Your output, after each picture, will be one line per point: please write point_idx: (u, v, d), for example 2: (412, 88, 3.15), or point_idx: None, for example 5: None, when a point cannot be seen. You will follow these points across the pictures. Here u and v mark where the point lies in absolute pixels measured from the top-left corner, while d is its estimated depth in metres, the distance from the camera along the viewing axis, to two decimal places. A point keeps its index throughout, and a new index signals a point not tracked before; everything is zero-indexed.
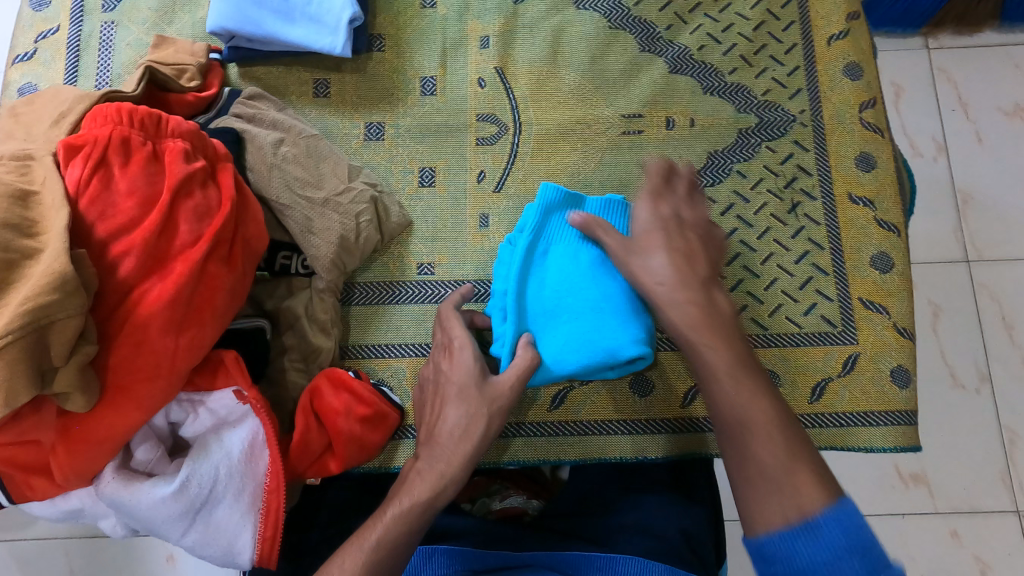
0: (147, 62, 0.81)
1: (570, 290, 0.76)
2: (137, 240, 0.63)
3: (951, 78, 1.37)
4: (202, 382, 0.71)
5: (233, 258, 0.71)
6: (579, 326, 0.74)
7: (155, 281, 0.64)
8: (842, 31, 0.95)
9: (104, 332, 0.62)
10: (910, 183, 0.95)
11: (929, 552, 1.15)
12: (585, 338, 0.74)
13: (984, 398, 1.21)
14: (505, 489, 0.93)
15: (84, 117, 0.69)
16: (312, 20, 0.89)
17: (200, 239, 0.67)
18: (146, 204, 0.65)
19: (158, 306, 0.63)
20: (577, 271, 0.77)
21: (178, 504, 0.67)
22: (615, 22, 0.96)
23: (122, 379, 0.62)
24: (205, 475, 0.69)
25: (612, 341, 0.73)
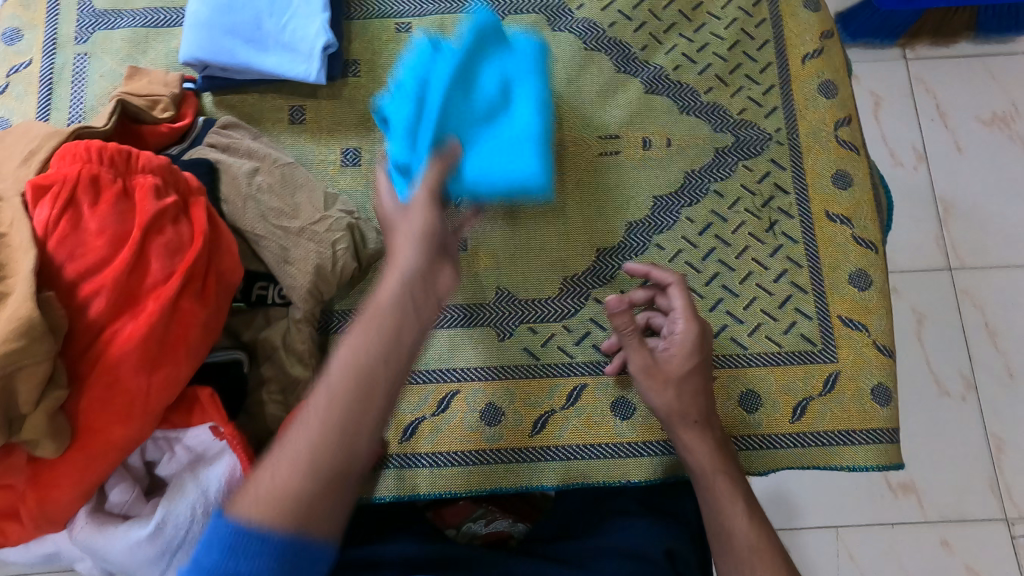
0: (119, 94, 0.81)
1: (492, 113, 0.74)
2: (106, 280, 0.62)
3: (928, 88, 1.39)
4: (178, 420, 0.71)
5: (207, 292, 0.69)
6: (489, 159, 0.71)
7: (125, 321, 0.63)
8: (815, 50, 0.96)
9: (75, 374, 0.61)
10: (887, 199, 0.96)
11: (920, 561, 1.15)
12: (496, 163, 0.71)
13: (970, 405, 1.22)
14: (489, 512, 0.91)
15: (53, 156, 0.68)
16: (286, 47, 0.88)
17: (173, 275, 0.66)
18: (115, 242, 0.64)
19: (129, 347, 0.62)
20: (497, 96, 0.74)
21: (153, 547, 0.65)
22: (591, 43, 0.96)
23: (94, 421, 0.61)
24: (181, 516, 0.67)
25: (523, 172, 0.71)
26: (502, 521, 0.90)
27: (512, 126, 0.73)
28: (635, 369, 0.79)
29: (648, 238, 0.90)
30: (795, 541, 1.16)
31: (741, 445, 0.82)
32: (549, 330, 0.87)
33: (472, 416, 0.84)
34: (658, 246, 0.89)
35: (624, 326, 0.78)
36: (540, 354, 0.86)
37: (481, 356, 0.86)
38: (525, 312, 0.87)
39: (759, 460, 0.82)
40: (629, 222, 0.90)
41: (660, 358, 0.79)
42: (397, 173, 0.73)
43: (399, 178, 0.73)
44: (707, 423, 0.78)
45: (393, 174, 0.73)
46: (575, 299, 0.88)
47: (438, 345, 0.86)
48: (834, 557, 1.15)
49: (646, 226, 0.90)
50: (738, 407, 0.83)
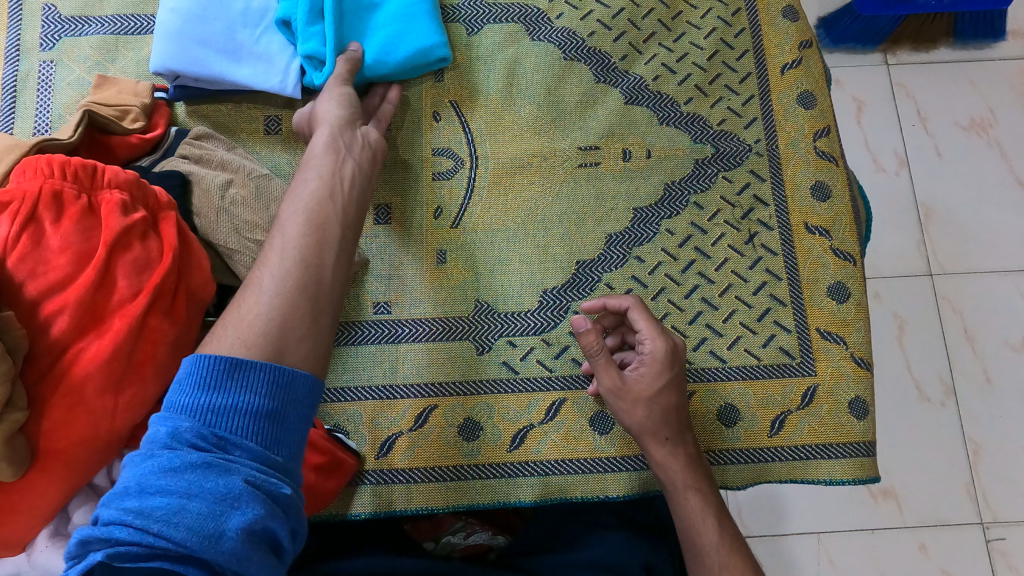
0: (86, 104, 0.79)
1: (386, 24, 0.89)
2: (70, 299, 0.61)
3: (909, 95, 1.39)
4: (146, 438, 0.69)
5: (177, 310, 0.68)
6: (388, 31, 0.89)
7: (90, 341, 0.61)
8: (794, 60, 0.96)
9: (36, 396, 0.59)
10: (866, 210, 0.96)
11: (899, 566, 1.15)
12: (400, 34, 0.89)
13: (949, 411, 1.22)
14: (468, 525, 0.90)
15: (14, 168, 0.66)
16: (260, 59, 0.87)
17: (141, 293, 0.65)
18: (80, 259, 0.63)
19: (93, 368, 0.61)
20: (391, 20, 0.89)
21: None
22: (570, 53, 0.96)
23: (57, 444, 0.60)
24: None
25: (426, 40, 0.89)
26: (481, 533, 0.89)
27: (411, 23, 0.89)
28: (606, 390, 0.79)
29: (627, 250, 0.89)
30: (777, 547, 1.16)
31: (714, 459, 0.82)
32: (529, 343, 0.86)
33: (451, 431, 0.83)
34: (637, 258, 0.89)
35: (588, 346, 0.78)
36: (519, 367, 0.85)
37: (459, 371, 0.85)
38: (504, 326, 0.87)
39: (737, 473, 0.82)
40: (608, 233, 0.90)
41: (629, 377, 0.79)
42: (311, 63, 0.86)
43: (308, 65, 0.87)
44: (683, 438, 0.78)
45: (304, 63, 0.87)
46: (555, 312, 0.87)
47: (416, 359, 0.85)
48: (815, 563, 1.15)
49: (626, 238, 0.90)
50: (716, 422, 0.83)
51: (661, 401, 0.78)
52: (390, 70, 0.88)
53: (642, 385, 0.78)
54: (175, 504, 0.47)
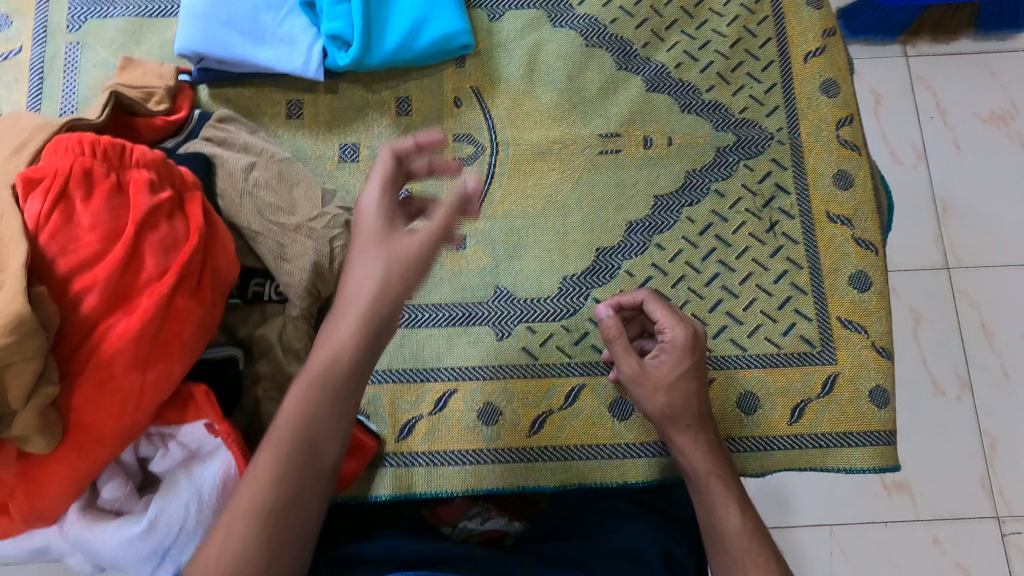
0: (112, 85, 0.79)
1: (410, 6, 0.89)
2: (100, 276, 0.61)
3: (929, 87, 1.38)
4: (172, 416, 0.70)
5: (203, 291, 0.68)
6: (413, 14, 0.88)
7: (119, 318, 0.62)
8: (818, 48, 0.95)
9: (67, 371, 0.60)
10: (887, 199, 0.95)
11: (913, 559, 1.15)
12: (424, 19, 0.89)
13: (965, 404, 1.22)
14: (485, 511, 0.90)
15: (44, 147, 0.67)
16: (283, 41, 0.88)
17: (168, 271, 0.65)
18: (109, 237, 0.63)
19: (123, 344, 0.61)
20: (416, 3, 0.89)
21: (146, 544, 0.65)
22: (591, 40, 0.95)
23: (87, 419, 0.60)
24: (175, 513, 0.66)
25: (450, 27, 0.89)
26: (498, 519, 0.89)
27: (436, 8, 0.89)
28: (626, 377, 0.79)
29: (648, 238, 0.89)
30: (790, 539, 1.16)
31: (733, 448, 0.82)
32: (548, 329, 0.86)
33: (470, 415, 0.83)
34: (657, 246, 0.89)
35: (608, 333, 0.79)
36: (539, 354, 0.86)
37: (479, 355, 0.85)
38: (524, 311, 0.87)
39: (757, 461, 0.82)
40: (628, 221, 0.90)
41: (648, 364, 0.79)
42: (335, 42, 0.87)
43: (332, 45, 0.88)
44: (703, 424, 0.78)
45: (327, 43, 0.88)
46: (575, 299, 0.87)
47: (436, 344, 0.85)
48: (828, 554, 1.15)
49: (646, 225, 0.89)
50: (735, 411, 0.83)
51: (682, 385, 0.78)
52: (415, 54, 0.89)
53: (665, 369, 0.78)
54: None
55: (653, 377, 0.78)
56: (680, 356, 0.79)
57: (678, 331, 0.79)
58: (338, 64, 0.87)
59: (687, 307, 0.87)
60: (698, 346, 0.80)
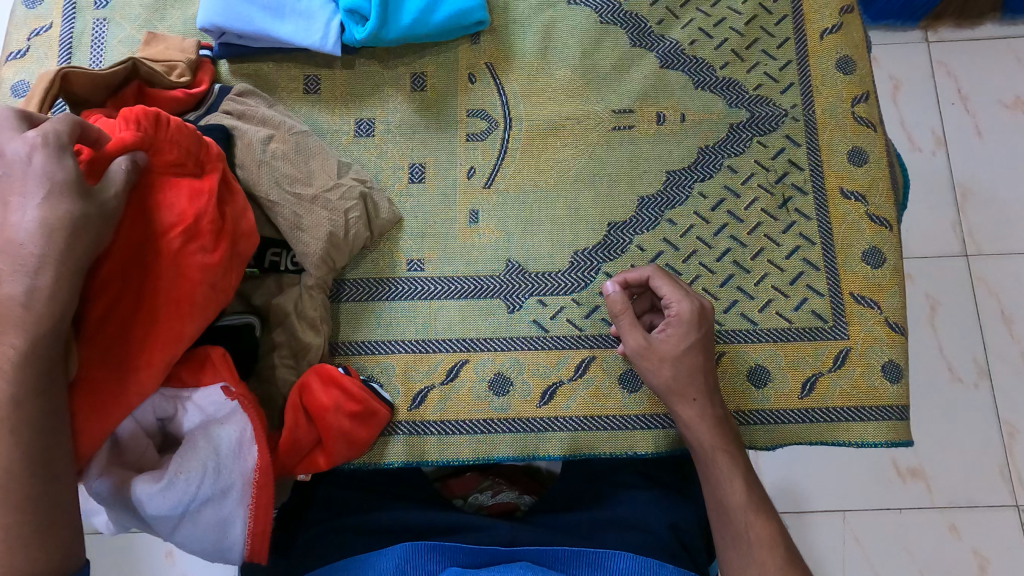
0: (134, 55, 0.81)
1: None
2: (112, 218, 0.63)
3: (950, 72, 1.36)
4: (189, 377, 0.70)
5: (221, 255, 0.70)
6: None
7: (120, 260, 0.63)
8: (835, 25, 0.95)
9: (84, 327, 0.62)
10: (903, 177, 0.95)
11: (927, 545, 1.14)
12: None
13: (982, 392, 1.21)
14: (496, 484, 0.91)
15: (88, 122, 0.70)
16: (302, 16, 0.90)
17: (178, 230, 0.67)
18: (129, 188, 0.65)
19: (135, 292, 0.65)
20: None
21: (166, 501, 0.65)
22: (607, 17, 0.96)
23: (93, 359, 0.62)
24: (194, 472, 0.66)
25: (467, 2, 0.90)
26: (508, 492, 0.90)
27: None
28: (631, 352, 0.79)
29: (660, 213, 0.89)
30: (803, 523, 1.16)
31: (741, 422, 0.83)
32: (559, 303, 0.87)
33: (481, 386, 0.84)
34: (669, 221, 0.89)
35: (617, 308, 0.80)
36: (550, 326, 0.86)
37: (491, 327, 0.86)
38: (535, 285, 0.88)
39: (767, 434, 0.83)
40: (641, 196, 0.90)
41: (654, 339, 0.79)
42: (353, 17, 0.89)
43: (349, 20, 0.89)
44: (710, 397, 0.78)
45: (345, 18, 0.89)
46: (586, 273, 0.88)
47: (448, 315, 0.86)
48: (840, 540, 1.15)
49: (658, 201, 0.90)
50: (745, 386, 0.83)
51: (688, 359, 0.78)
52: (433, 29, 0.90)
53: (671, 343, 0.78)
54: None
55: (658, 351, 0.78)
56: (686, 328, 0.79)
57: (686, 303, 0.79)
58: (357, 37, 0.89)
59: (698, 281, 0.87)
60: (708, 317, 0.80)
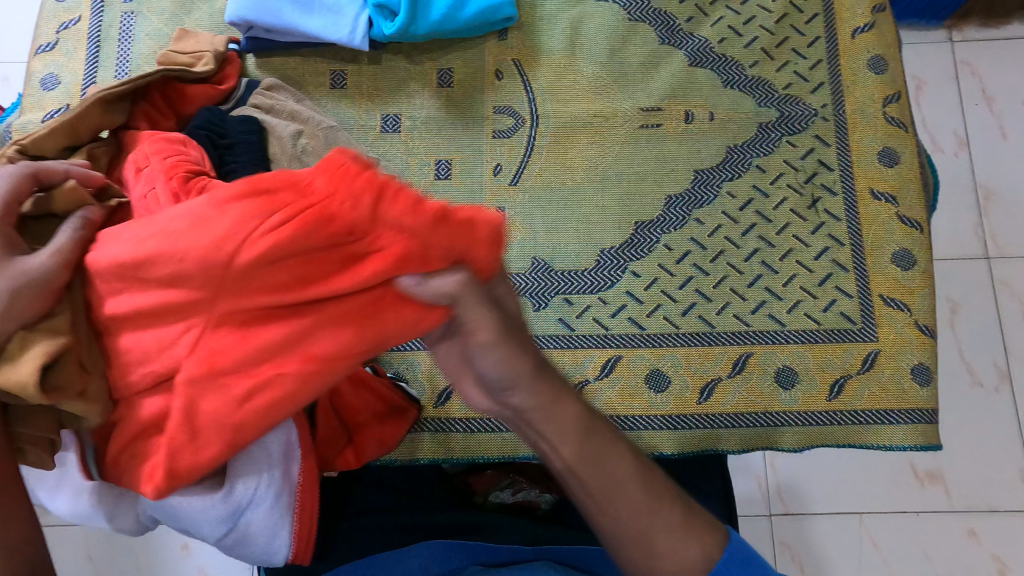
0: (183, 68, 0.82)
1: None
2: (190, 274, 0.46)
3: (975, 72, 1.35)
4: None
5: (144, 153, 0.67)
6: None
7: (209, 319, 0.48)
8: (867, 23, 0.94)
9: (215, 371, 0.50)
10: (934, 179, 0.94)
11: (945, 550, 1.14)
12: None
13: (1003, 396, 1.19)
14: (516, 479, 0.89)
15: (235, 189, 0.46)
16: (331, 11, 0.90)
17: (153, 166, 0.65)
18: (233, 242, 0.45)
19: (247, 360, 0.49)
20: None
21: (224, 508, 0.63)
22: (634, 13, 0.95)
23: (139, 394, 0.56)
24: (249, 477, 0.65)
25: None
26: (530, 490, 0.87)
27: None
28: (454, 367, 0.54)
29: (687, 212, 0.89)
30: (819, 525, 1.15)
31: (766, 423, 0.82)
32: (586, 301, 0.87)
33: None
34: (697, 220, 0.89)
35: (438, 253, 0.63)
36: (575, 325, 0.86)
37: None
38: (562, 283, 0.87)
39: (793, 436, 0.82)
40: (669, 195, 0.89)
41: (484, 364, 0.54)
42: (381, 12, 0.89)
43: (378, 15, 0.89)
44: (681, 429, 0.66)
45: (373, 13, 0.90)
46: (613, 272, 0.87)
47: None
48: (857, 543, 1.14)
49: (687, 200, 0.89)
50: (772, 387, 0.83)
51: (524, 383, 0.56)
52: (462, 24, 0.89)
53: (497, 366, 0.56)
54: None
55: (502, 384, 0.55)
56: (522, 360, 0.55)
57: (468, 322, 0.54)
58: (387, 32, 0.88)
59: (726, 282, 0.87)
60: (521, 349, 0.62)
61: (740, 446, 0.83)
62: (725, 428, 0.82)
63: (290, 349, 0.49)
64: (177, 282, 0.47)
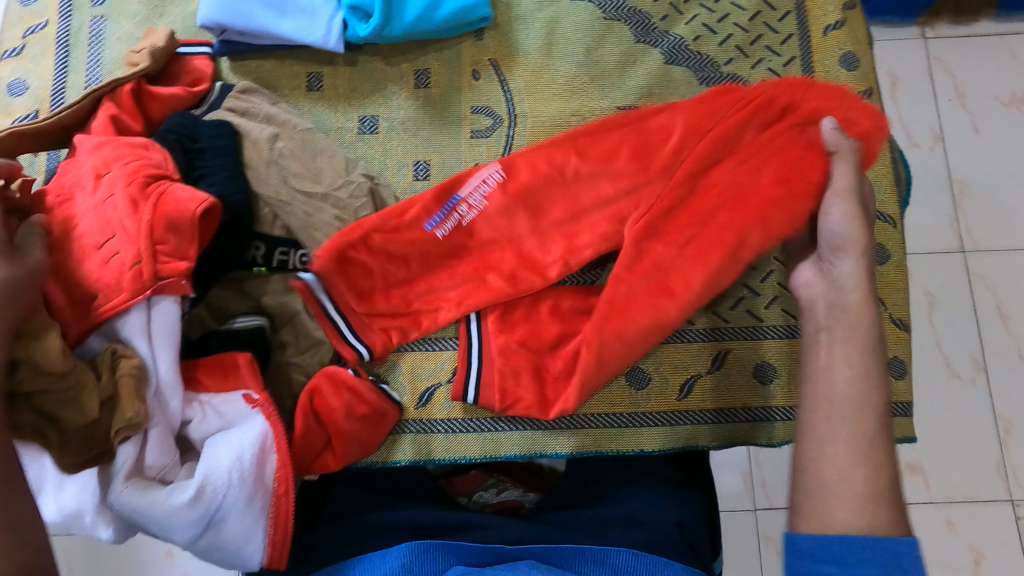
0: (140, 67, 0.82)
1: None
2: (730, 156, 0.78)
3: (947, 68, 1.37)
4: (212, 383, 0.72)
5: (104, 159, 0.68)
6: None
7: (661, 197, 0.79)
8: (838, 21, 0.95)
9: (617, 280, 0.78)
10: (906, 174, 0.95)
11: (925, 540, 1.15)
12: None
13: (980, 387, 1.21)
14: (501, 482, 0.90)
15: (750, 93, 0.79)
16: (304, 13, 0.90)
17: (115, 171, 0.67)
18: (864, 119, 0.77)
19: (701, 222, 0.77)
20: None
21: (193, 511, 0.64)
22: (610, 13, 0.95)
23: (440, 297, 0.82)
24: (219, 480, 0.65)
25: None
26: (513, 490, 0.90)
27: None
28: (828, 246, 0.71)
29: None
30: None
31: (738, 417, 0.83)
32: None
33: None
34: None
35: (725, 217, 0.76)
36: None
37: None
38: None
39: (772, 430, 0.83)
40: None
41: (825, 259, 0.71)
42: (356, 14, 0.89)
43: (353, 17, 0.89)
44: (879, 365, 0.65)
45: (348, 14, 0.89)
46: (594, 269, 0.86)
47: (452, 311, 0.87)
48: None
49: None
50: (751, 382, 0.84)
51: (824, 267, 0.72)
52: (438, 25, 0.89)
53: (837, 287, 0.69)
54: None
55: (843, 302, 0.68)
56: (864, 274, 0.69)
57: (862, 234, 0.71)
58: (363, 34, 0.88)
59: None
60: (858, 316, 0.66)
61: (718, 442, 0.83)
62: (702, 424, 0.83)
63: (753, 209, 0.76)
64: (705, 187, 0.78)
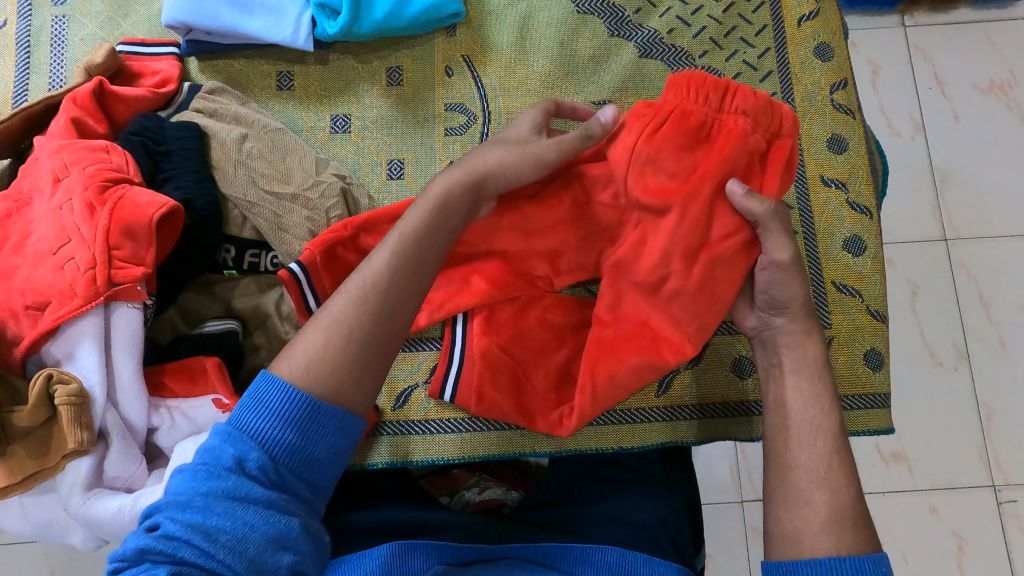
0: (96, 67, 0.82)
1: None
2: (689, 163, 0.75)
3: (926, 56, 1.37)
4: (179, 387, 0.72)
5: (63, 162, 0.70)
6: None
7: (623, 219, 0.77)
8: (812, 11, 0.94)
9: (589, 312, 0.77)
10: (882, 164, 0.95)
11: (910, 528, 1.16)
12: None
13: (962, 375, 1.22)
14: (483, 480, 0.90)
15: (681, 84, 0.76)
16: (272, 11, 0.88)
17: (74, 176, 0.68)
18: (783, 124, 0.75)
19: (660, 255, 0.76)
20: None
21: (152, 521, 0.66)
22: (583, 6, 0.94)
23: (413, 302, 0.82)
24: None
25: None
26: (495, 488, 0.89)
27: None
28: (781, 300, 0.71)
29: None
30: None
31: (718, 412, 0.83)
32: None
33: None
34: None
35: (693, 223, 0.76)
36: None
37: None
38: None
39: (752, 425, 0.83)
40: None
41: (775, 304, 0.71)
42: (324, 12, 0.87)
43: (321, 14, 0.88)
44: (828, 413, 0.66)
45: (316, 12, 0.88)
46: None
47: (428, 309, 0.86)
48: None
49: None
50: (729, 376, 0.84)
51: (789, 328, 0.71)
52: (408, 22, 0.88)
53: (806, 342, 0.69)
54: (238, 532, 0.50)
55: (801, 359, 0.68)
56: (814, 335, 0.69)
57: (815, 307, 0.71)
58: (331, 32, 0.87)
59: None
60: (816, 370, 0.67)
61: (700, 437, 0.83)
62: (684, 418, 0.83)
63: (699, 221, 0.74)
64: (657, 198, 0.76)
